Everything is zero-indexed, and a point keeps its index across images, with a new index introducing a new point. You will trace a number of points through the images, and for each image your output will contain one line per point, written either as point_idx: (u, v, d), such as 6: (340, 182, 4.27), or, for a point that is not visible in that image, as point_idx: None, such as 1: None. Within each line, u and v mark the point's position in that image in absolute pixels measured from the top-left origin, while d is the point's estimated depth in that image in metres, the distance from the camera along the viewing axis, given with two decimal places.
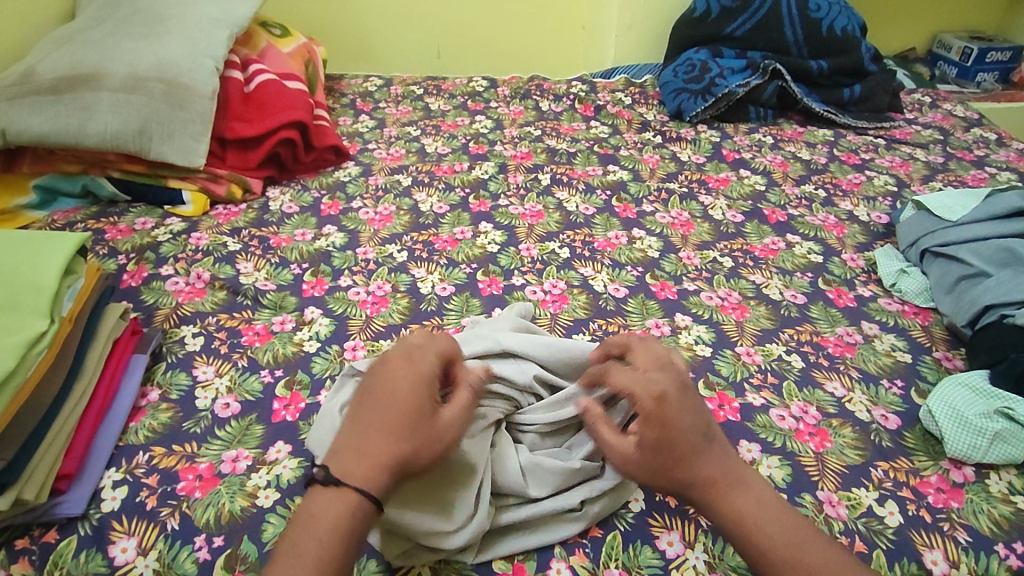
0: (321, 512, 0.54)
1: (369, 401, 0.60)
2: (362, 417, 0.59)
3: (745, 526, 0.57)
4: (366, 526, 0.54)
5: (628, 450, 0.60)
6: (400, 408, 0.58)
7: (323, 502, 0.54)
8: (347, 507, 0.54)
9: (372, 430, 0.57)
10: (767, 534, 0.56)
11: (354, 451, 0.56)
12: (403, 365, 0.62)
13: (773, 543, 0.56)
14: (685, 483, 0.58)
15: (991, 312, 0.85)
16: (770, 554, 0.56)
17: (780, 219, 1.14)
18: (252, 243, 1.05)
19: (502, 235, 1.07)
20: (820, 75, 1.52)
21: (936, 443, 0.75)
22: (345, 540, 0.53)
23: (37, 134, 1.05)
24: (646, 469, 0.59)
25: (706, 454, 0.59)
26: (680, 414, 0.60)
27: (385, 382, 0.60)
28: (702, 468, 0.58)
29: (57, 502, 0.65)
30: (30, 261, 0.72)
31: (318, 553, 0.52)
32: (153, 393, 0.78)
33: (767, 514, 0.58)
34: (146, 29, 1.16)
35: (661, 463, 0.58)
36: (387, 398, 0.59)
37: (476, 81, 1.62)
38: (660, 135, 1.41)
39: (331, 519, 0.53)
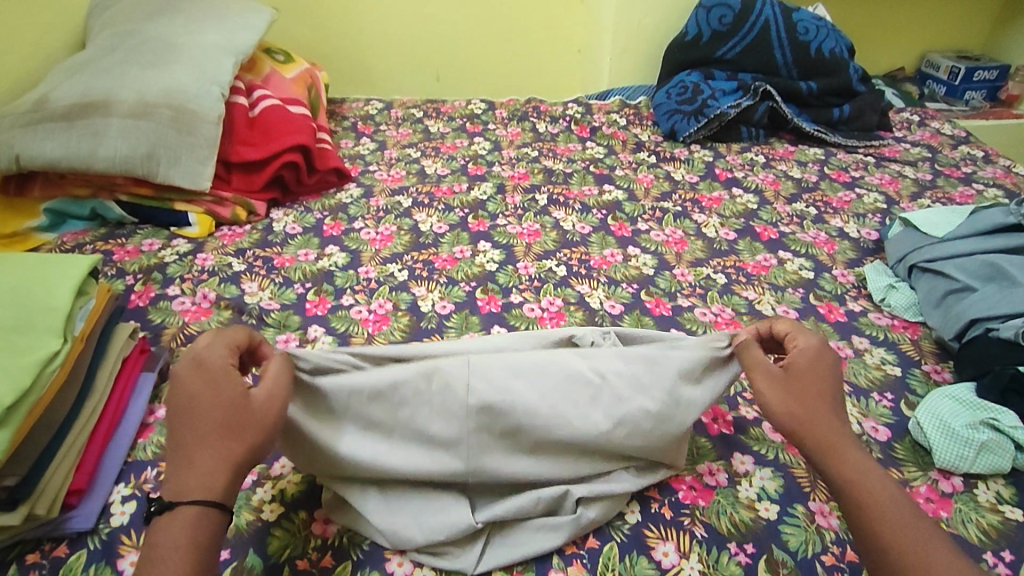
0: (168, 535, 0.53)
1: (177, 414, 0.58)
2: (179, 428, 0.58)
3: (858, 484, 0.60)
4: (212, 531, 0.55)
5: (765, 383, 0.67)
6: (207, 409, 0.58)
7: (166, 527, 0.54)
8: (189, 521, 0.54)
9: (192, 443, 0.57)
10: (879, 498, 0.59)
11: (184, 470, 0.56)
12: (192, 372, 0.59)
13: (881, 502, 0.59)
14: (808, 424, 0.63)
15: (978, 325, 0.87)
16: (879, 516, 0.58)
17: (772, 236, 1.16)
18: (257, 264, 1.07)
19: (500, 254, 1.10)
20: (810, 95, 1.55)
21: (925, 455, 0.77)
22: (192, 549, 0.53)
23: (49, 159, 1.09)
24: (780, 402, 0.65)
25: (833, 409, 0.65)
26: (825, 366, 0.67)
27: (183, 388, 0.59)
28: (826, 416, 0.64)
29: (68, 517, 0.66)
30: (43, 283, 0.74)
31: (175, 571, 0.52)
32: (160, 410, 0.80)
33: (879, 482, 0.60)
34: (154, 58, 1.20)
35: (793, 403, 0.64)
36: (190, 404, 0.58)
37: (475, 104, 1.66)
38: (654, 155, 1.44)
39: (176, 537, 0.53)
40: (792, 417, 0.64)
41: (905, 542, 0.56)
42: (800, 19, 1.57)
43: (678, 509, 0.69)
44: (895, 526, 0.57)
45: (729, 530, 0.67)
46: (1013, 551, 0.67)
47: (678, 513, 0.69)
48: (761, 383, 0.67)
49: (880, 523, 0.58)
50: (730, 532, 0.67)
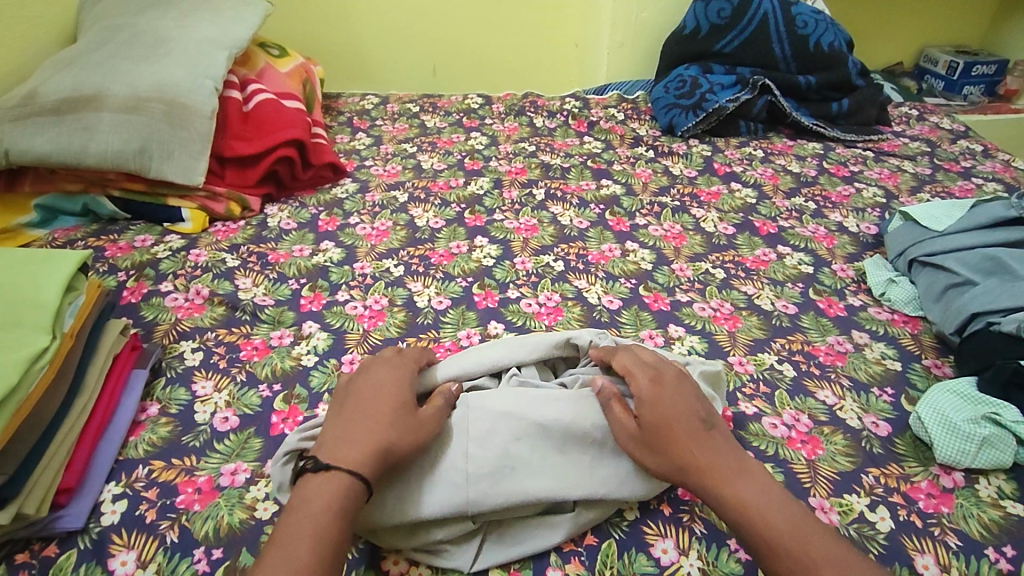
0: (317, 497, 0.56)
1: (353, 401, 0.65)
2: (348, 412, 0.64)
3: (748, 517, 0.58)
4: (358, 502, 0.58)
5: (627, 441, 0.65)
6: (385, 401, 0.65)
7: (317, 488, 0.57)
8: (340, 487, 0.57)
9: (360, 419, 0.63)
10: (772, 529, 0.57)
11: (343, 440, 0.61)
12: (384, 369, 0.69)
13: (773, 531, 0.56)
14: (682, 467, 0.61)
15: (979, 320, 0.86)
16: (777, 547, 0.56)
17: (771, 231, 1.16)
18: (251, 259, 1.06)
19: (497, 249, 1.09)
20: (808, 89, 1.54)
21: (925, 450, 0.76)
22: (339, 516, 0.56)
23: (39, 154, 1.07)
24: (648, 455, 0.63)
25: (705, 440, 0.63)
26: (672, 396, 0.65)
27: (368, 383, 0.67)
28: (696, 451, 0.62)
29: (57, 516, 0.65)
30: (32, 279, 0.73)
31: (319, 529, 0.54)
32: (152, 408, 0.79)
33: (772, 504, 0.58)
34: (147, 51, 1.19)
35: (659, 450, 0.63)
36: (365, 396, 0.66)
37: (471, 99, 1.64)
38: (652, 149, 1.43)
39: (326, 499, 0.56)
40: (669, 465, 0.62)
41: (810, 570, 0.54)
42: (799, 13, 1.56)
43: (677, 505, 0.69)
44: (795, 555, 0.55)
45: (729, 527, 0.67)
46: (1015, 547, 0.66)
47: (678, 510, 0.68)
48: (627, 438, 0.65)
49: (781, 554, 0.55)
50: (730, 529, 0.67)
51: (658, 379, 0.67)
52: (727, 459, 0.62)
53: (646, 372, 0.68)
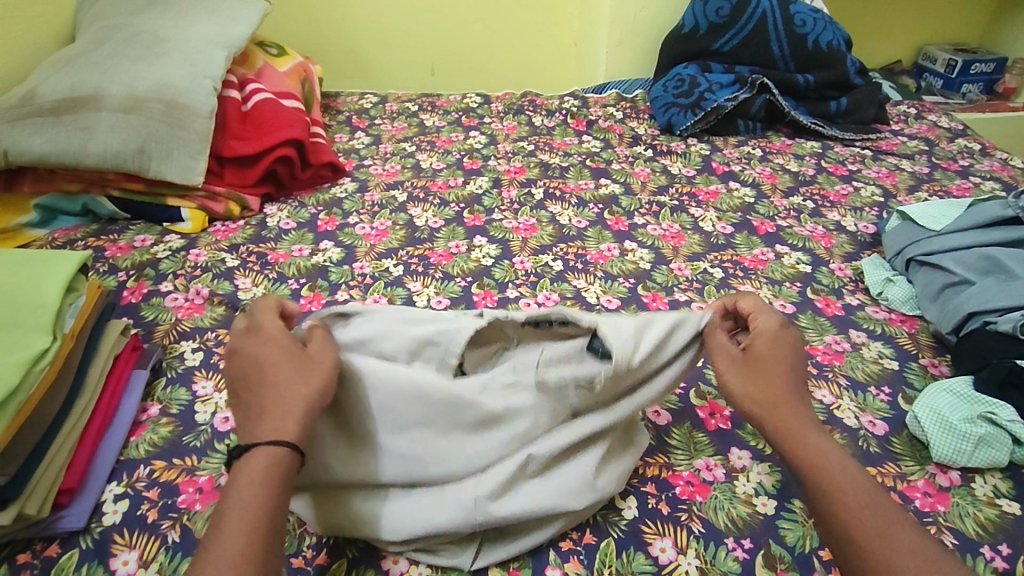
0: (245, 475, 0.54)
1: (242, 377, 0.62)
2: (247, 387, 0.61)
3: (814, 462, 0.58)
4: (286, 469, 0.55)
5: (728, 360, 0.67)
6: (265, 365, 0.62)
7: (244, 467, 0.54)
8: (266, 462, 0.55)
9: (261, 391, 0.60)
10: (839, 476, 0.57)
11: (254, 417, 0.58)
12: (249, 340, 0.65)
13: (839, 478, 0.57)
14: (772, 402, 0.63)
15: (975, 319, 0.87)
16: (841, 492, 0.56)
17: (769, 230, 1.16)
18: (250, 259, 1.06)
19: (496, 249, 1.09)
20: (807, 88, 1.54)
21: (922, 449, 0.77)
22: (269, 488, 0.53)
23: (38, 154, 1.07)
24: (743, 379, 0.65)
25: (794, 388, 0.64)
26: (784, 344, 0.67)
27: (250, 358, 0.63)
28: (787, 392, 0.64)
29: (59, 516, 0.66)
30: (32, 280, 0.73)
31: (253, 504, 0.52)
32: (153, 408, 0.79)
33: (849, 477, 0.57)
34: (145, 51, 1.19)
35: (755, 378, 0.65)
36: (252, 365, 0.62)
37: (470, 98, 1.64)
38: (651, 148, 1.43)
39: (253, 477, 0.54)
40: (753, 393, 0.64)
41: (864, 517, 0.54)
42: (797, 12, 1.56)
43: (675, 505, 0.69)
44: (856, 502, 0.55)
45: (727, 526, 0.67)
46: (1010, 545, 0.67)
47: (676, 509, 0.69)
48: (726, 361, 0.67)
49: (843, 495, 0.55)
50: (727, 527, 0.67)
51: (779, 326, 0.69)
52: (809, 413, 0.63)
53: (768, 318, 0.70)
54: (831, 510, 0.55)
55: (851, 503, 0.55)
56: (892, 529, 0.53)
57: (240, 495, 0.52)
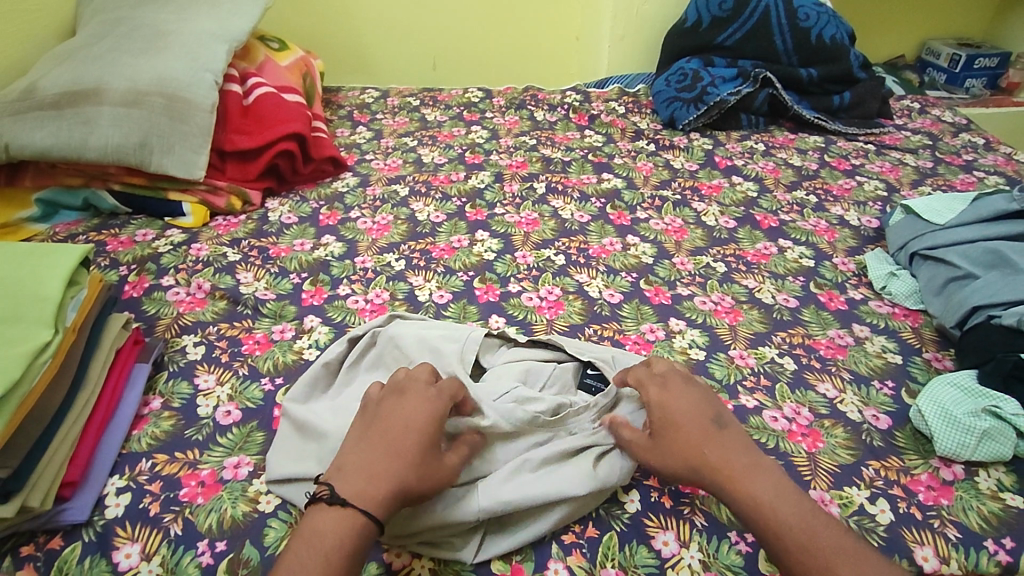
0: (331, 531, 0.56)
1: (384, 425, 0.62)
2: (376, 439, 0.62)
3: (753, 510, 0.60)
4: (366, 546, 0.56)
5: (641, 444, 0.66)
6: (405, 437, 0.61)
7: (330, 524, 0.56)
8: (355, 527, 0.56)
9: (372, 457, 0.60)
10: (777, 521, 0.59)
11: (355, 478, 0.59)
12: (415, 398, 0.64)
13: (780, 523, 0.58)
14: (694, 467, 0.63)
15: (980, 313, 0.86)
16: (780, 535, 0.58)
17: (773, 225, 1.15)
18: (252, 254, 1.06)
19: (498, 243, 1.09)
20: (810, 82, 1.54)
21: (926, 442, 0.76)
22: (344, 557, 0.55)
23: (40, 148, 1.07)
24: (659, 460, 0.64)
25: (710, 440, 0.64)
26: (680, 404, 0.67)
27: (394, 419, 0.63)
28: (706, 451, 0.63)
29: (61, 509, 0.66)
30: (33, 273, 0.73)
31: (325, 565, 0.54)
32: (155, 402, 0.79)
33: (785, 501, 0.60)
34: (146, 45, 1.18)
35: (669, 452, 0.64)
36: (399, 425, 0.62)
37: (472, 92, 1.64)
38: (653, 143, 1.43)
39: (339, 537, 0.55)
40: (674, 468, 0.64)
41: (808, 560, 0.56)
42: (801, 5, 1.55)
43: (678, 498, 0.69)
44: (800, 547, 0.57)
45: (729, 519, 0.67)
46: (1014, 539, 0.67)
47: (679, 503, 0.68)
48: (637, 445, 0.66)
49: (783, 541, 0.58)
50: (730, 521, 0.67)
51: (665, 389, 0.68)
52: (741, 457, 0.63)
53: (655, 383, 0.69)
54: (782, 558, 0.58)
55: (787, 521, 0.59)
56: (836, 566, 0.56)
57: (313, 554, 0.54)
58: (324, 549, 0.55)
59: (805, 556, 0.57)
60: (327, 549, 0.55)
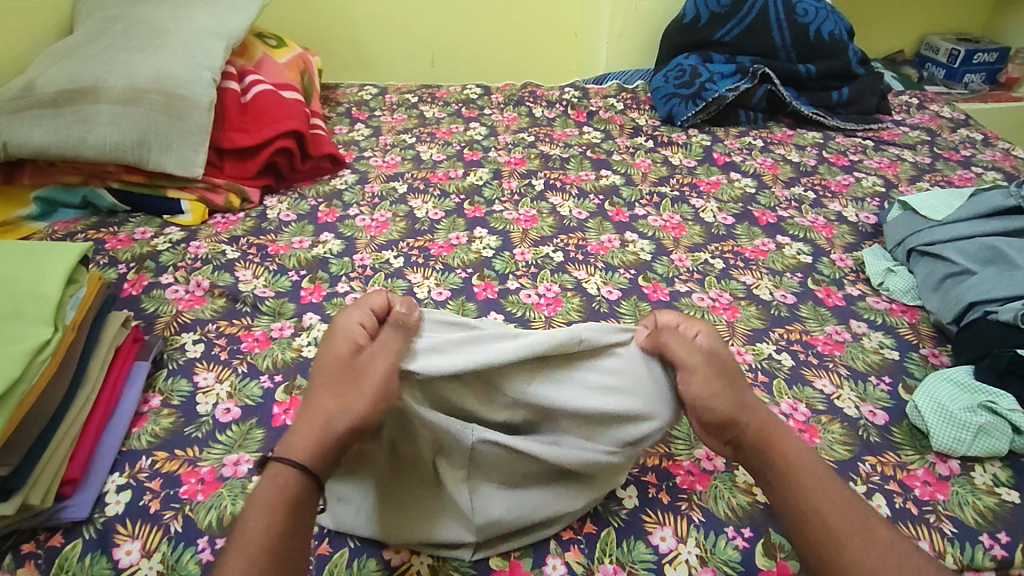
0: (266, 488, 0.57)
1: (316, 374, 0.66)
2: (312, 386, 0.65)
3: (793, 469, 0.63)
4: (299, 492, 0.57)
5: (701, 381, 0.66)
6: (327, 378, 0.64)
7: (268, 481, 0.58)
8: (282, 480, 0.58)
9: (308, 403, 0.63)
10: (813, 479, 0.62)
11: (296, 428, 0.61)
12: (334, 337, 0.68)
13: (815, 479, 0.62)
14: (748, 416, 0.65)
15: (976, 308, 0.87)
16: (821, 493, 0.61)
17: (770, 221, 1.16)
18: (251, 251, 1.06)
19: (497, 241, 1.09)
20: (808, 78, 1.54)
21: (922, 438, 0.77)
22: (280, 508, 0.56)
23: (37, 146, 1.07)
24: (719, 398, 0.66)
25: (748, 396, 0.68)
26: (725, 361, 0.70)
27: (322, 363, 0.66)
28: (753, 407, 0.66)
29: (62, 507, 0.66)
30: (33, 272, 0.73)
31: (262, 521, 0.55)
32: (154, 399, 0.80)
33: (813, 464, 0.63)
34: (144, 42, 1.18)
35: (724, 395, 0.66)
36: (324, 368, 0.65)
37: (470, 89, 1.64)
38: (652, 139, 1.43)
39: (269, 491, 0.57)
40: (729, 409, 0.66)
41: (848, 516, 0.59)
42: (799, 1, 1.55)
43: (675, 494, 0.69)
44: (837, 506, 0.60)
45: (727, 515, 0.67)
46: (1009, 533, 0.67)
47: (676, 499, 0.69)
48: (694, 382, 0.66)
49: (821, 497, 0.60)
50: (728, 517, 0.67)
51: (712, 342, 0.71)
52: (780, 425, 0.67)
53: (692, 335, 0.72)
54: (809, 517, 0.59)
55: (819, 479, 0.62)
56: (873, 524, 0.59)
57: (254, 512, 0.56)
58: (260, 502, 0.56)
59: (845, 514, 0.59)
60: (261, 504, 0.56)
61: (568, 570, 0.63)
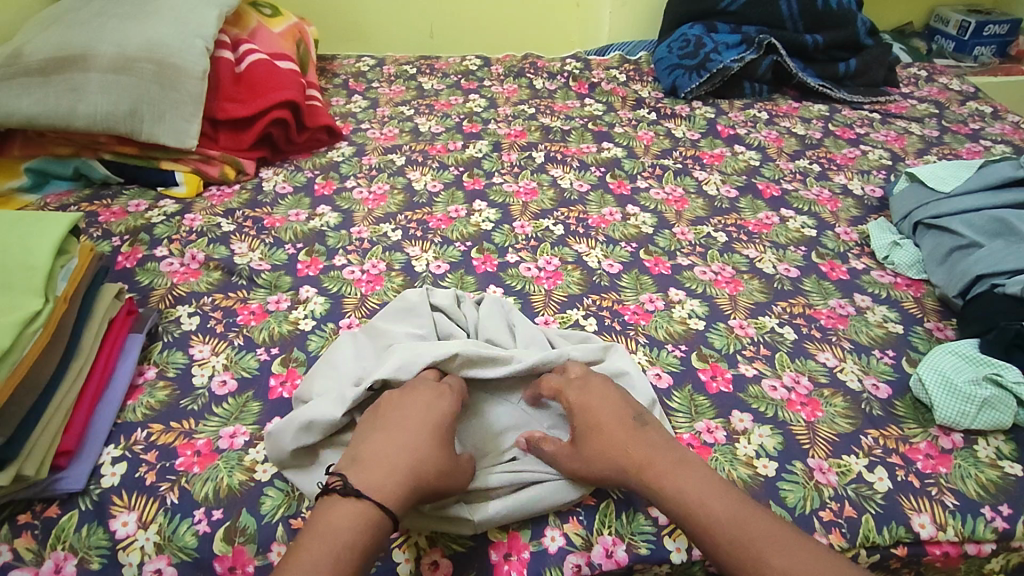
0: (344, 524, 0.54)
1: (396, 423, 0.62)
2: (383, 426, 0.62)
3: (682, 509, 0.58)
4: (380, 543, 0.55)
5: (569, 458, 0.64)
6: (411, 427, 0.61)
7: (343, 516, 0.54)
8: (365, 524, 0.54)
9: (386, 453, 0.59)
10: (704, 515, 0.57)
11: (375, 473, 0.57)
12: (420, 396, 0.64)
13: (705, 512, 0.57)
14: (620, 470, 0.62)
15: (983, 282, 0.85)
16: (712, 531, 0.56)
17: (775, 194, 1.14)
18: (246, 224, 1.05)
19: (496, 214, 1.07)
20: (815, 49, 1.50)
21: (926, 411, 0.76)
22: (360, 555, 0.53)
23: (27, 116, 1.05)
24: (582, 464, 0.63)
25: (622, 438, 0.63)
26: (600, 403, 0.66)
27: (406, 416, 0.62)
28: (629, 451, 0.62)
29: (58, 478, 0.66)
30: (23, 241, 0.72)
31: (336, 561, 0.52)
32: (150, 372, 0.79)
33: (715, 495, 0.58)
34: (134, 9, 1.15)
35: (591, 457, 0.63)
36: (410, 416, 0.62)
37: (470, 60, 1.60)
38: (654, 112, 1.40)
39: (349, 534, 0.53)
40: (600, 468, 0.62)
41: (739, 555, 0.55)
42: None
43: None
44: (729, 542, 0.55)
45: None
46: (1011, 506, 0.67)
47: None
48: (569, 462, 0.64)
49: (709, 534, 0.56)
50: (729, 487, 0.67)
51: (583, 390, 0.67)
52: (671, 461, 0.61)
53: (574, 386, 0.68)
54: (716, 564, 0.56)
55: (717, 515, 0.57)
56: (768, 558, 0.54)
57: (325, 550, 0.52)
58: (333, 545, 0.52)
59: (736, 552, 0.55)
60: (340, 541, 0.53)
61: (567, 542, 0.63)
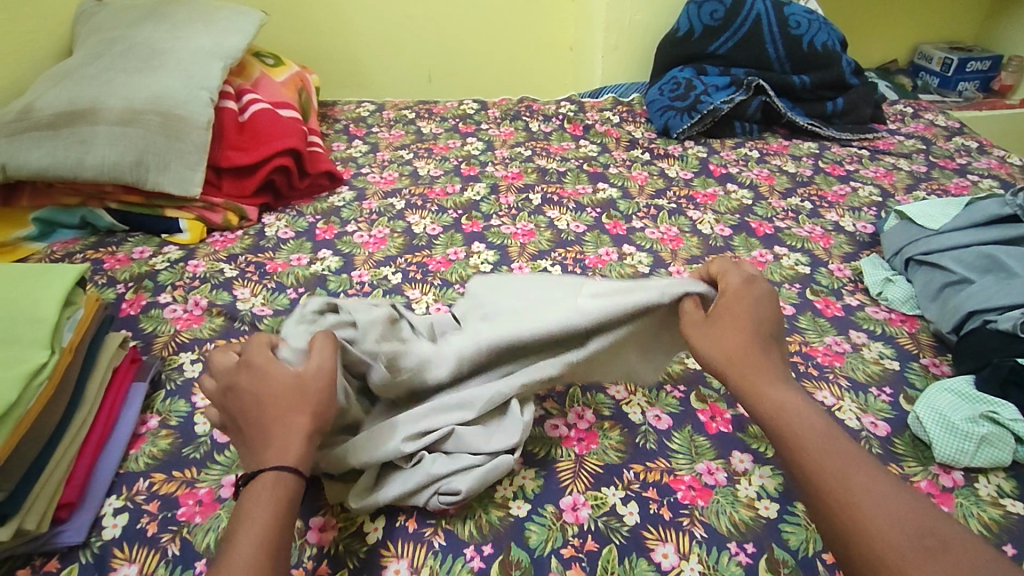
0: (253, 498, 0.58)
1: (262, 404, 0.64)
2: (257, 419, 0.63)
3: (777, 414, 0.62)
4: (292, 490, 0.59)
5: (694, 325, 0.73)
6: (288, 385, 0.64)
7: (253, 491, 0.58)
8: (270, 485, 0.58)
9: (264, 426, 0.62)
10: (846, 479, 0.56)
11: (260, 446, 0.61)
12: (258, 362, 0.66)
13: (850, 474, 0.56)
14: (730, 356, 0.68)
15: (975, 318, 0.86)
16: (801, 441, 0.60)
17: (768, 231, 1.16)
18: (249, 269, 1.06)
19: (495, 255, 1.09)
20: (803, 89, 1.55)
21: (925, 449, 0.76)
22: (274, 505, 0.57)
23: (37, 168, 1.08)
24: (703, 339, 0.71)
25: (740, 335, 0.69)
26: (750, 308, 0.72)
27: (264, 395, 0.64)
28: (730, 343, 0.69)
29: (58, 531, 0.65)
30: (28, 295, 0.73)
31: (256, 520, 0.56)
32: (152, 420, 0.79)
33: (808, 422, 0.61)
34: (141, 63, 1.19)
35: (716, 337, 0.70)
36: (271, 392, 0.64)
37: (467, 104, 1.65)
38: (648, 152, 1.43)
39: (261, 512, 0.57)
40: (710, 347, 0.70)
41: (826, 461, 0.57)
42: (791, 14, 1.56)
43: (676, 510, 0.69)
44: (821, 453, 0.58)
45: (729, 530, 0.67)
46: (1015, 545, 0.66)
47: (678, 514, 0.68)
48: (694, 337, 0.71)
49: (805, 450, 0.59)
50: (730, 532, 0.67)
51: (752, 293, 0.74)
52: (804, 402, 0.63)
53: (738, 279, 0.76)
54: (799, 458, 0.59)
55: (813, 435, 0.60)
56: (851, 477, 0.56)
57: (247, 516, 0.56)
58: (249, 509, 0.57)
59: (824, 463, 0.57)
60: (254, 512, 0.57)
61: None
